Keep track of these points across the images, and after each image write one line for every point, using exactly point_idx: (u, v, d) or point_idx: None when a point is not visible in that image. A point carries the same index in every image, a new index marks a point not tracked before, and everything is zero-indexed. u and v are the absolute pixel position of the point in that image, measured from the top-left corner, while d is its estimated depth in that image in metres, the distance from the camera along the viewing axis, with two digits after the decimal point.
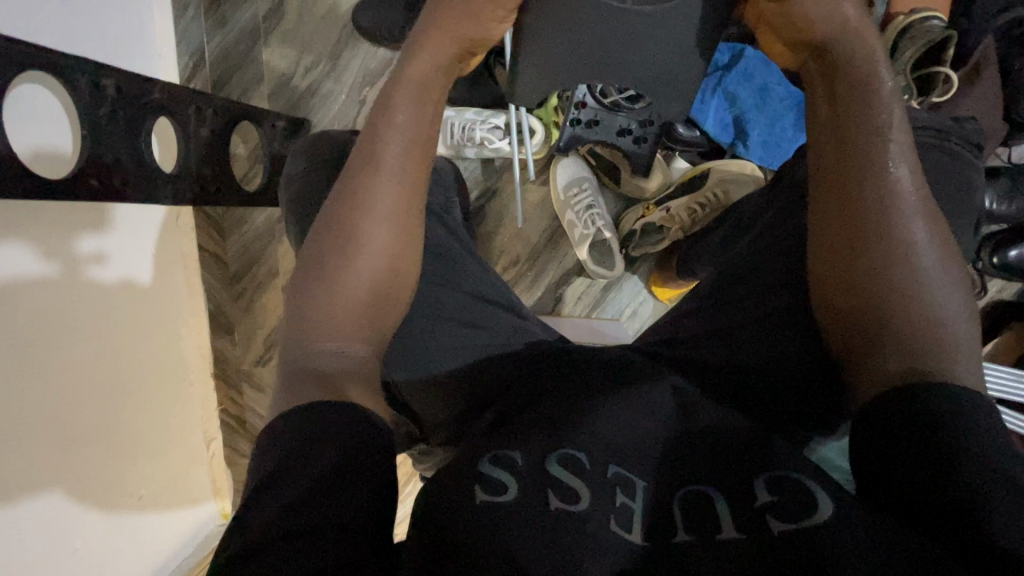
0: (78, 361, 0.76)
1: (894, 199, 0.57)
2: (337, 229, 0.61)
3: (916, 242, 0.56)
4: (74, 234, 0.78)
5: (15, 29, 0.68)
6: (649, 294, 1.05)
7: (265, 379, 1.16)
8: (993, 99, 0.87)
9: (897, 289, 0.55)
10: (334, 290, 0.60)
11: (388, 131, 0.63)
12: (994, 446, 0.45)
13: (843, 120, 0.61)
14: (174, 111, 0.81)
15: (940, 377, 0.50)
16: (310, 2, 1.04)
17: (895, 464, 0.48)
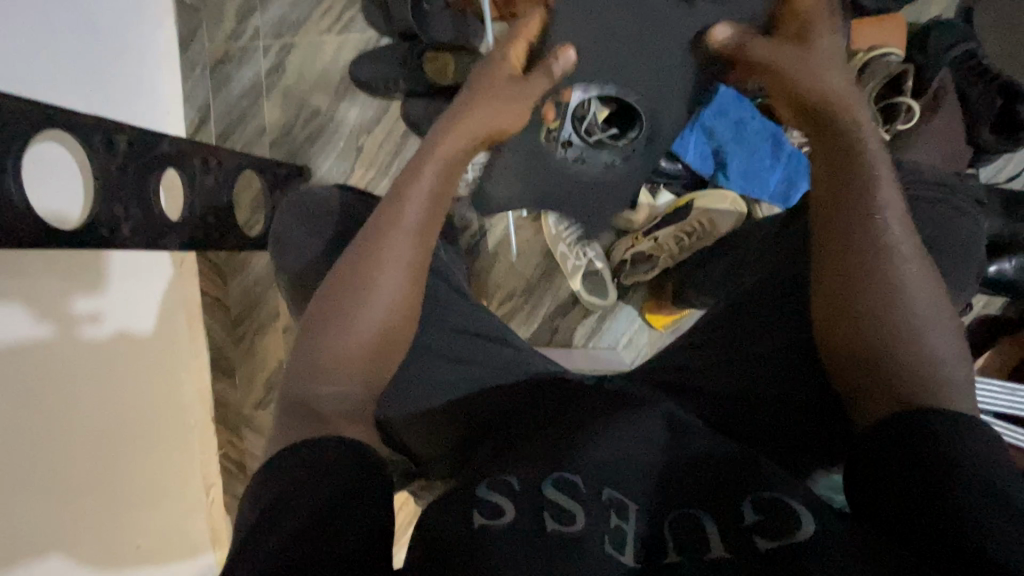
0: (75, 415, 0.78)
1: (882, 238, 0.55)
2: (352, 275, 0.61)
3: (909, 278, 0.54)
4: (72, 295, 0.80)
5: (27, 92, 0.72)
6: (644, 323, 1.07)
7: (265, 422, 1.16)
8: (955, 125, 0.92)
9: (890, 327, 0.53)
10: (341, 337, 0.59)
11: (402, 189, 0.63)
12: (978, 459, 0.46)
13: (829, 161, 0.59)
14: (181, 163, 0.85)
15: (936, 413, 0.49)
16: (309, 58, 1.10)
17: (886, 488, 0.48)
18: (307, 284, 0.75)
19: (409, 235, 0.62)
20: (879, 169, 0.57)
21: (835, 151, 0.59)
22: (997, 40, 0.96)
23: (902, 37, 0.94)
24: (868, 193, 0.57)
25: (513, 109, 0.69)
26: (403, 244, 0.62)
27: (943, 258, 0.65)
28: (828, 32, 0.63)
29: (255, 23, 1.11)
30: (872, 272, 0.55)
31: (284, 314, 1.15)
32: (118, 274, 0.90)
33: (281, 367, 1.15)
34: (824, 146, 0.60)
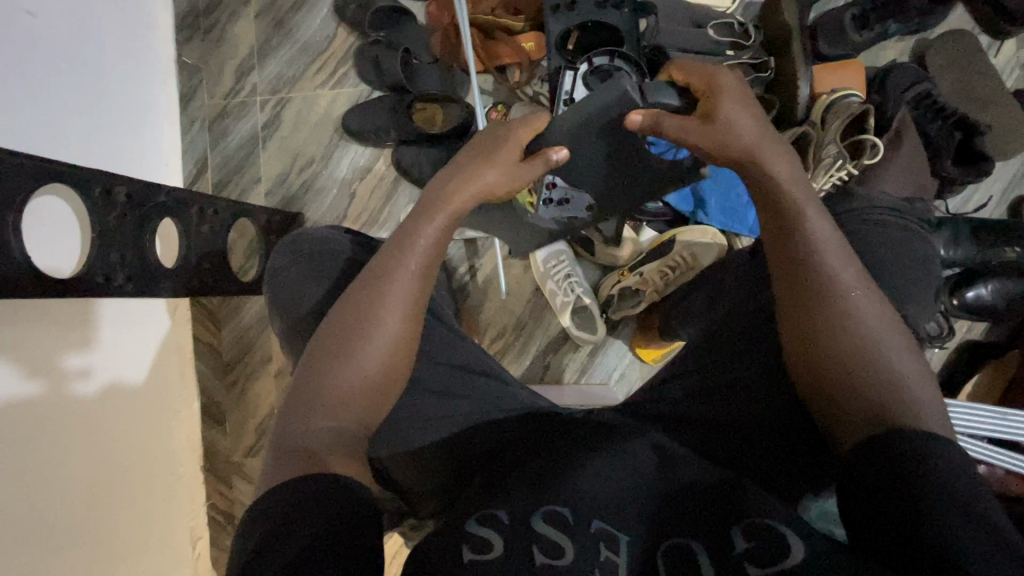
0: (64, 471, 0.77)
1: (829, 265, 0.57)
2: (352, 317, 0.62)
3: (859, 301, 0.56)
4: (63, 350, 0.79)
5: (28, 146, 0.75)
6: (634, 357, 1.08)
7: (256, 470, 1.14)
8: (918, 157, 0.96)
9: (849, 348, 0.55)
10: (345, 376, 0.60)
11: (409, 235, 0.65)
12: (953, 477, 0.46)
13: (768, 204, 0.61)
14: (178, 212, 0.87)
15: (907, 427, 0.50)
16: (304, 111, 1.15)
17: (874, 511, 0.48)
18: (298, 325, 0.76)
19: (410, 277, 0.64)
20: (816, 210, 0.60)
21: (771, 196, 0.61)
22: (951, 79, 1.02)
23: (861, 81, 1.02)
24: (810, 231, 0.59)
25: (495, 172, 0.69)
26: (405, 285, 0.63)
27: (903, 287, 0.68)
28: (735, 106, 0.63)
29: (253, 80, 1.16)
30: (821, 305, 0.57)
31: (275, 358, 1.14)
32: (111, 326, 0.90)
33: (273, 413, 1.14)
34: (757, 185, 0.62)
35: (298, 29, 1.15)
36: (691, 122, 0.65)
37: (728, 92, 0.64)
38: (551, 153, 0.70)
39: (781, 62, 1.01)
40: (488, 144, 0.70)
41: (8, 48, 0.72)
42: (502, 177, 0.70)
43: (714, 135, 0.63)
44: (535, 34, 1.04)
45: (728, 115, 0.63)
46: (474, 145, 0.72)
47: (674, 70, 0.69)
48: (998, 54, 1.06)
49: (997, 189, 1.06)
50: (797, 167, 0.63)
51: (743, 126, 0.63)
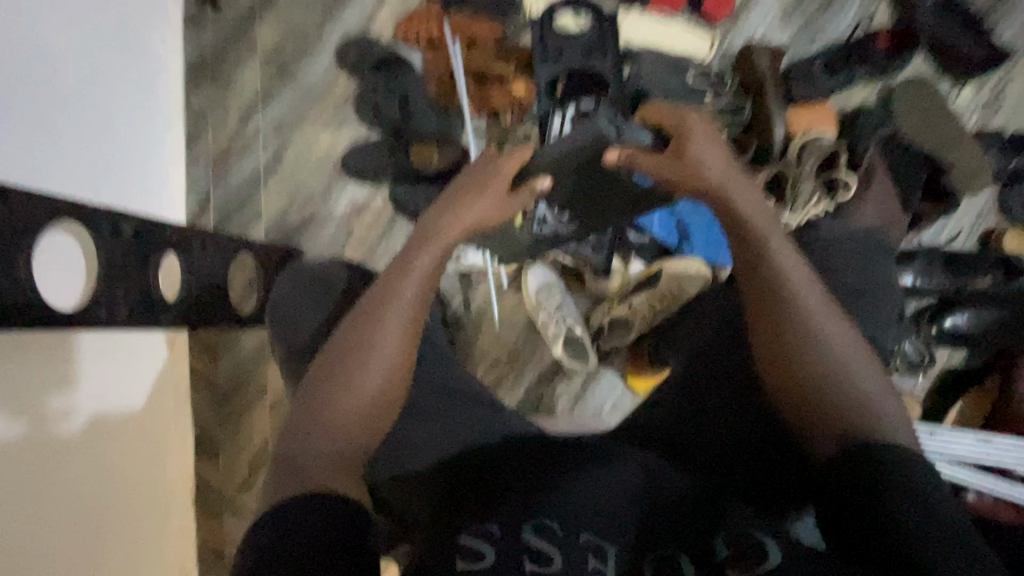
0: (55, 506, 0.76)
1: (795, 291, 0.61)
2: (349, 344, 0.64)
3: (825, 324, 0.60)
4: (48, 392, 0.77)
5: (35, 181, 0.79)
6: (625, 386, 1.10)
7: (248, 504, 1.13)
8: (890, 192, 1.01)
9: (817, 369, 0.58)
10: (342, 401, 0.62)
11: (402, 265, 0.68)
12: (919, 487, 0.49)
13: (737, 234, 0.65)
14: (181, 248, 0.90)
15: (872, 442, 0.53)
16: (305, 151, 1.20)
17: (847, 522, 0.50)
18: (296, 355, 0.78)
19: (405, 303, 0.66)
20: (783, 239, 0.64)
21: (741, 227, 0.65)
22: (917, 120, 1.09)
23: (832, 123, 1.08)
24: (778, 258, 0.62)
25: (481, 203, 0.72)
26: (401, 312, 0.66)
27: (872, 311, 0.71)
28: (704, 145, 0.67)
29: (257, 123, 1.22)
30: (791, 329, 0.60)
31: (271, 391, 1.15)
32: (94, 360, 0.87)
33: (267, 446, 1.14)
34: (728, 216, 0.66)
35: (300, 75, 1.22)
36: (663, 157, 0.68)
37: (696, 134, 0.68)
38: (535, 183, 0.73)
39: (756, 106, 1.08)
40: (474, 178, 0.74)
41: (23, 95, 0.76)
42: (490, 208, 0.72)
43: (684, 170, 0.67)
44: (525, 80, 1.11)
45: (697, 155, 0.66)
46: (460, 180, 0.75)
47: (647, 111, 0.72)
48: (958, 98, 1.13)
49: (965, 223, 1.12)
50: (761, 199, 0.67)
51: (711, 162, 0.66)
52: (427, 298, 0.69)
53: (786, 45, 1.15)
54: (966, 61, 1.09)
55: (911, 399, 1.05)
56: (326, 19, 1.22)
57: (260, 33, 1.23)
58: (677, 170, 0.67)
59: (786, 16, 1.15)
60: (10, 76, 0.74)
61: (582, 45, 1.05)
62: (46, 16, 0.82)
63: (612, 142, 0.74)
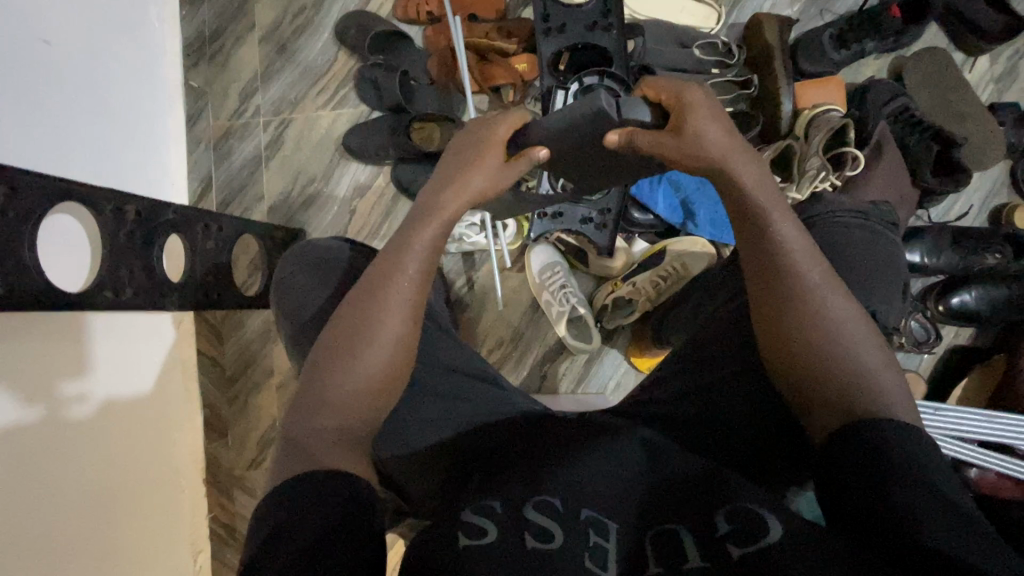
0: (66, 486, 0.78)
1: (797, 267, 0.60)
2: (353, 321, 0.64)
3: (827, 300, 0.59)
4: (59, 377, 0.79)
5: (34, 163, 0.78)
6: (629, 365, 1.10)
7: (257, 482, 1.16)
8: (898, 169, 1.00)
9: (819, 344, 0.58)
10: (347, 377, 0.62)
11: (402, 243, 0.68)
12: (916, 460, 0.49)
13: (738, 211, 0.64)
14: (184, 228, 0.90)
15: (872, 416, 0.53)
16: (306, 131, 1.19)
17: (845, 495, 0.51)
18: (301, 334, 0.78)
19: (407, 281, 0.66)
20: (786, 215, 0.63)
21: (740, 203, 0.64)
22: (927, 95, 1.06)
23: (841, 98, 1.05)
24: (781, 234, 0.62)
25: (477, 176, 0.71)
26: (405, 287, 0.66)
27: (873, 284, 0.70)
28: (706, 119, 0.63)
29: (257, 102, 1.21)
30: (793, 305, 0.60)
31: (277, 371, 1.17)
32: (107, 344, 0.89)
33: (276, 425, 1.16)
34: (727, 194, 0.65)
35: (299, 52, 1.20)
36: (664, 136, 0.65)
37: (698, 108, 0.64)
38: (535, 153, 0.71)
39: (764, 79, 1.06)
40: (470, 154, 0.72)
41: (17, 74, 0.76)
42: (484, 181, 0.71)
43: (683, 149, 0.64)
44: (528, 56, 1.10)
45: (697, 131, 0.63)
46: (455, 158, 0.74)
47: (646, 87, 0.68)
48: (972, 70, 1.10)
49: (977, 198, 1.09)
50: (764, 173, 0.66)
51: (712, 138, 0.64)
52: (429, 276, 0.68)
53: (795, 16, 1.12)
54: (980, 31, 1.06)
55: (914, 376, 1.05)
56: None
57: (258, 9, 1.21)
58: (678, 149, 0.65)
59: None
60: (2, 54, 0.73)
61: (586, 18, 1.03)
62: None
63: (613, 122, 0.67)
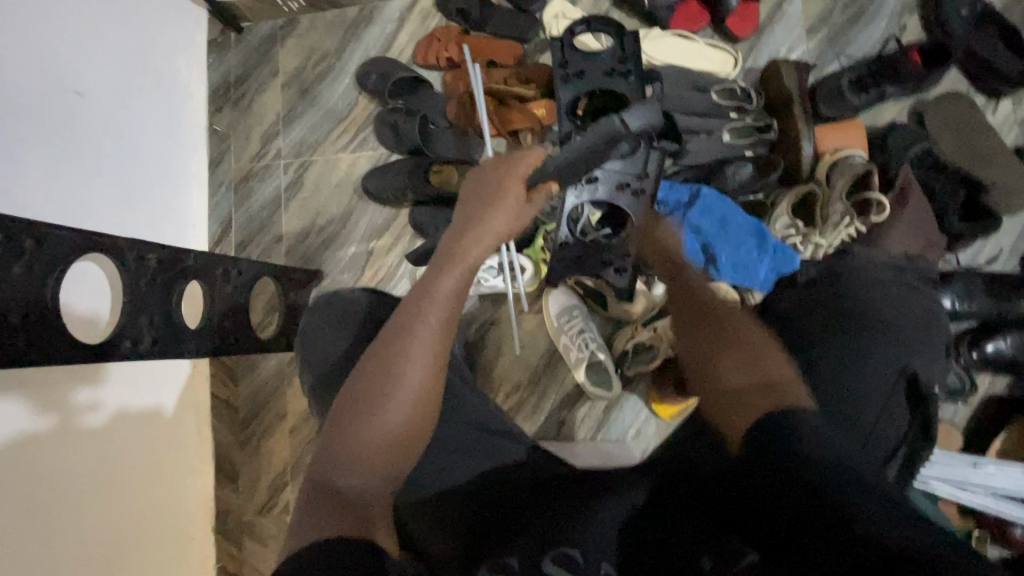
0: (60, 518, 0.78)
1: (708, 295, 0.69)
2: (368, 375, 0.62)
3: (732, 317, 0.65)
4: (71, 386, 0.81)
5: (52, 217, 0.80)
6: (651, 412, 1.07)
7: (267, 530, 1.12)
8: (926, 212, 0.98)
9: (729, 353, 0.61)
10: (362, 431, 0.59)
11: (431, 287, 0.67)
12: (834, 458, 0.48)
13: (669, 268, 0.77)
14: (204, 274, 0.89)
15: (788, 408, 0.53)
16: (326, 173, 1.21)
17: (772, 494, 0.48)
18: (318, 384, 0.77)
19: (434, 328, 0.64)
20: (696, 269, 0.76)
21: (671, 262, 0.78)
22: (950, 138, 1.05)
23: (862, 140, 1.04)
24: (695, 278, 0.72)
25: (500, 217, 0.72)
26: (424, 336, 0.63)
27: (911, 341, 0.68)
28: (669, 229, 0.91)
29: (278, 144, 1.22)
30: (705, 317, 0.65)
31: (290, 414, 1.14)
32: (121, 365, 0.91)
33: (286, 471, 1.13)
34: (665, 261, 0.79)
35: (320, 98, 1.22)
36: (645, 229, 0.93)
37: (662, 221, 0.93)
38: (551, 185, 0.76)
39: (784, 124, 1.05)
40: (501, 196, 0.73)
41: (26, 126, 0.76)
42: (500, 225, 0.72)
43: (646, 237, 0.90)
44: (546, 101, 1.10)
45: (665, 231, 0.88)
46: (481, 202, 0.74)
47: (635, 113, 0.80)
48: (994, 113, 1.10)
49: (1006, 242, 1.07)
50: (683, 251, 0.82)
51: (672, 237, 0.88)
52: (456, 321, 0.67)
53: (812, 61, 1.13)
54: (1002, 75, 1.05)
55: (948, 427, 1.01)
56: (346, 42, 1.23)
57: (282, 55, 1.24)
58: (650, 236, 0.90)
59: (812, 30, 1.13)
60: (10, 108, 0.74)
61: (604, 64, 1.04)
62: (62, 46, 0.83)
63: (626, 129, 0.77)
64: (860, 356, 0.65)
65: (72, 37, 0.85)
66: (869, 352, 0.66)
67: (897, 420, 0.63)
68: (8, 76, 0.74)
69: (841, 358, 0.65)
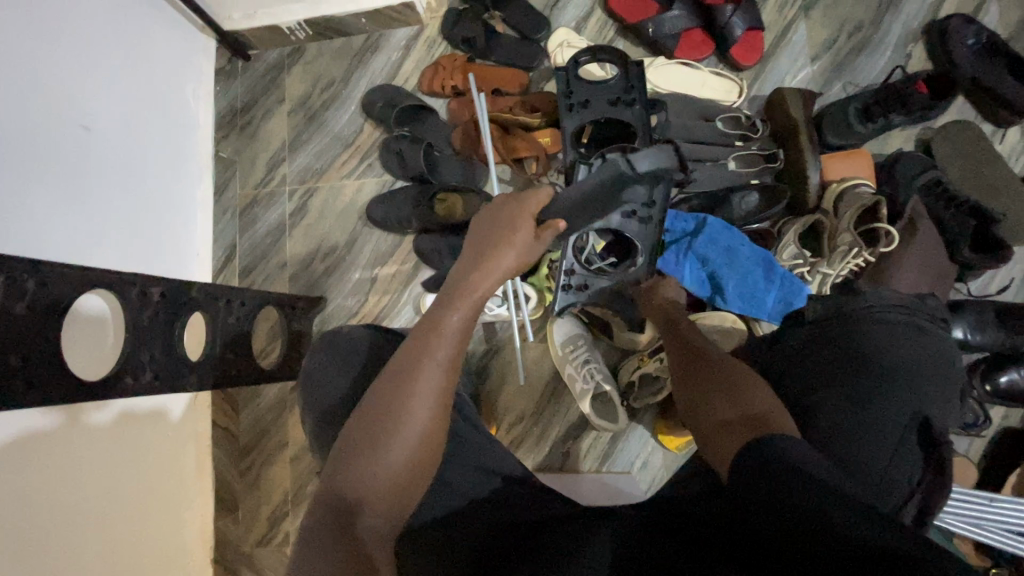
0: (58, 554, 0.75)
1: (696, 344, 0.74)
2: (376, 407, 0.58)
3: (716, 358, 0.70)
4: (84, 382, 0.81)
5: (58, 250, 0.80)
6: (656, 443, 1.05)
7: (266, 561, 1.10)
8: (932, 243, 0.98)
9: (714, 389, 0.64)
10: (365, 466, 0.56)
11: (437, 318, 0.63)
12: (819, 474, 0.48)
13: (668, 324, 0.82)
14: (206, 305, 0.88)
15: (771, 434, 0.54)
16: (331, 200, 1.21)
17: (753, 512, 0.47)
18: (320, 421, 0.76)
19: (441, 367, 0.60)
20: (687, 325, 0.81)
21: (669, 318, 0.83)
22: (958, 167, 1.05)
23: (869, 169, 1.04)
24: (687, 332, 0.78)
25: (509, 246, 0.71)
26: (428, 376, 0.59)
27: (922, 388, 0.66)
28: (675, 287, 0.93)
29: (283, 170, 1.23)
30: (690, 363, 0.71)
31: (292, 443, 1.13)
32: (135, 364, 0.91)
33: (287, 500, 1.11)
34: (665, 320, 0.84)
35: (326, 124, 1.23)
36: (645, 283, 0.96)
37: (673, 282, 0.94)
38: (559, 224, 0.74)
39: (790, 153, 1.05)
40: (513, 229, 0.71)
41: (31, 158, 0.76)
42: (507, 253, 0.70)
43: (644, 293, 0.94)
44: (551, 131, 1.11)
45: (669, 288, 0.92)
46: (486, 232, 0.73)
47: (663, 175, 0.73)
48: (1002, 141, 1.09)
49: (1018, 271, 1.05)
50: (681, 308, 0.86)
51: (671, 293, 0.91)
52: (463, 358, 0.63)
53: (817, 90, 1.13)
54: (1011, 105, 1.04)
55: (963, 461, 0.99)
56: (352, 69, 1.23)
57: (288, 82, 1.25)
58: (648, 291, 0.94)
59: (817, 58, 1.13)
60: (16, 140, 0.74)
61: (609, 93, 1.04)
62: (67, 77, 0.83)
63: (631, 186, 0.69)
64: (865, 397, 0.65)
65: (79, 65, 0.86)
66: (878, 394, 0.65)
67: (906, 462, 0.61)
68: (14, 108, 0.74)
69: (845, 396, 0.65)
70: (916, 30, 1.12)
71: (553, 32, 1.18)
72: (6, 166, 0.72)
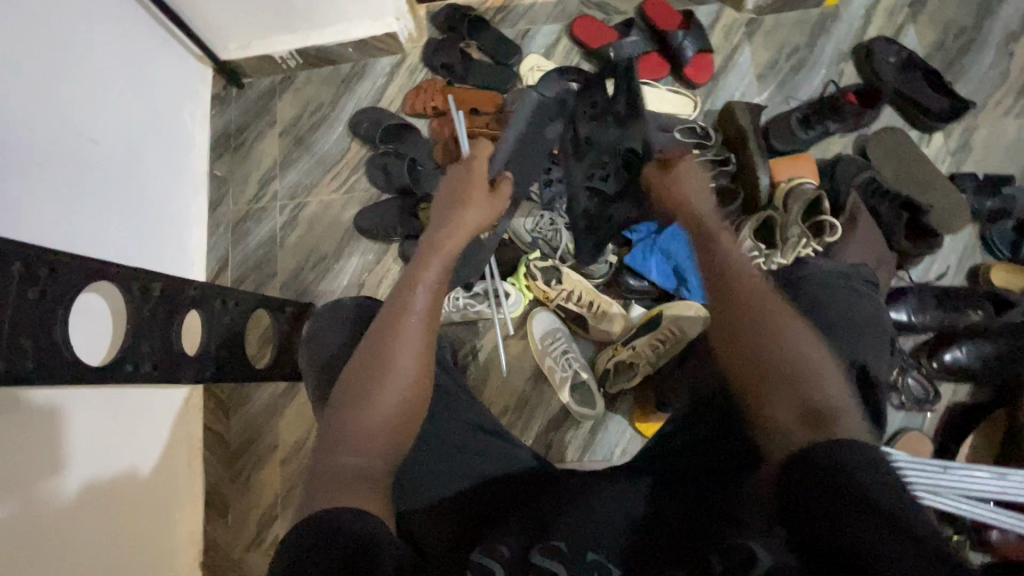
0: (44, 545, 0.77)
1: (741, 268, 0.63)
2: (366, 357, 0.64)
3: (770, 302, 0.60)
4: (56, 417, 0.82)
5: (66, 246, 0.87)
6: (633, 430, 1.11)
7: (255, 565, 1.11)
8: (875, 233, 1.06)
9: (771, 355, 0.58)
10: (360, 410, 0.61)
11: (412, 279, 0.71)
12: (886, 491, 0.43)
13: (704, 237, 0.68)
14: (202, 303, 0.93)
15: (842, 437, 0.50)
16: (320, 213, 1.28)
17: (801, 516, 0.44)
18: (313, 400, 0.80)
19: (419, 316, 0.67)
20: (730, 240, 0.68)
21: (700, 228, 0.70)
22: (891, 167, 1.16)
23: (813, 171, 1.15)
24: (722, 248, 0.66)
25: (475, 209, 0.80)
26: (416, 325, 0.66)
27: (862, 339, 0.73)
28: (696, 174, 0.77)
29: (275, 187, 1.30)
30: (735, 295, 0.61)
31: (283, 445, 1.15)
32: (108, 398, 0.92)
33: (277, 503, 1.13)
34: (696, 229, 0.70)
35: (315, 144, 1.31)
36: (655, 170, 0.81)
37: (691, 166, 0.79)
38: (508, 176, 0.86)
39: (741, 157, 1.16)
40: (465, 199, 0.81)
41: (36, 163, 0.82)
42: (472, 212, 0.80)
43: (665, 179, 0.78)
44: None
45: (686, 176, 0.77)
46: (448, 202, 0.82)
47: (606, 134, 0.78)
48: (928, 145, 1.21)
49: (953, 259, 1.16)
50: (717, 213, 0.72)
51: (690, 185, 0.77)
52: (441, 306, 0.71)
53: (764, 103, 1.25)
54: (931, 113, 1.18)
55: (918, 435, 1.06)
56: (340, 95, 1.33)
57: (280, 107, 1.34)
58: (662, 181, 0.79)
59: (762, 77, 1.26)
60: (20, 146, 0.79)
61: None
62: (65, 95, 0.89)
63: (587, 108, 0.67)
64: None
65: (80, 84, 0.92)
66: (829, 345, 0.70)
67: None
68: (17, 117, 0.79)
69: None
70: (846, 51, 1.26)
71: (525, 57, 1.29)
72: (20, 166, 0.79)
